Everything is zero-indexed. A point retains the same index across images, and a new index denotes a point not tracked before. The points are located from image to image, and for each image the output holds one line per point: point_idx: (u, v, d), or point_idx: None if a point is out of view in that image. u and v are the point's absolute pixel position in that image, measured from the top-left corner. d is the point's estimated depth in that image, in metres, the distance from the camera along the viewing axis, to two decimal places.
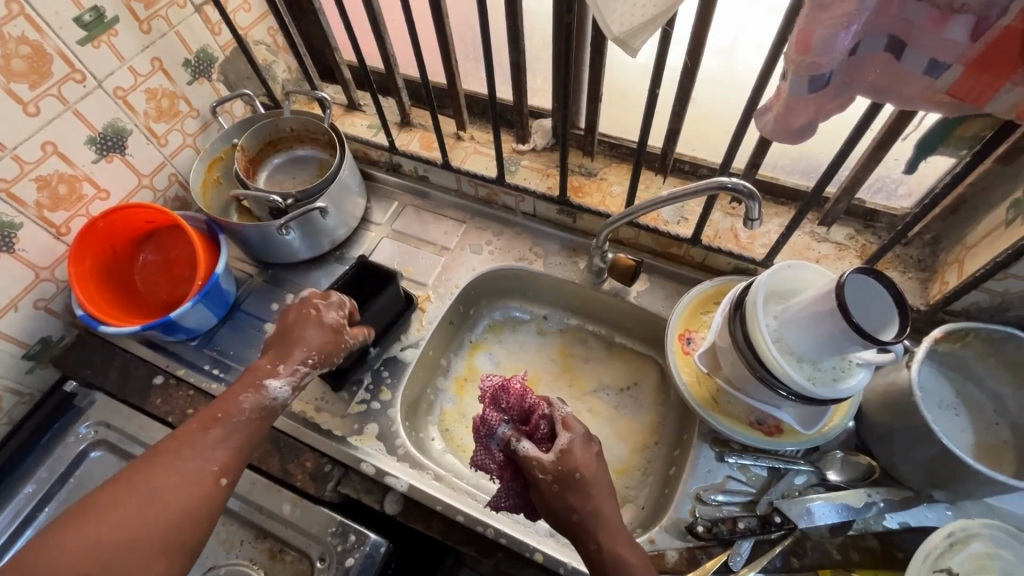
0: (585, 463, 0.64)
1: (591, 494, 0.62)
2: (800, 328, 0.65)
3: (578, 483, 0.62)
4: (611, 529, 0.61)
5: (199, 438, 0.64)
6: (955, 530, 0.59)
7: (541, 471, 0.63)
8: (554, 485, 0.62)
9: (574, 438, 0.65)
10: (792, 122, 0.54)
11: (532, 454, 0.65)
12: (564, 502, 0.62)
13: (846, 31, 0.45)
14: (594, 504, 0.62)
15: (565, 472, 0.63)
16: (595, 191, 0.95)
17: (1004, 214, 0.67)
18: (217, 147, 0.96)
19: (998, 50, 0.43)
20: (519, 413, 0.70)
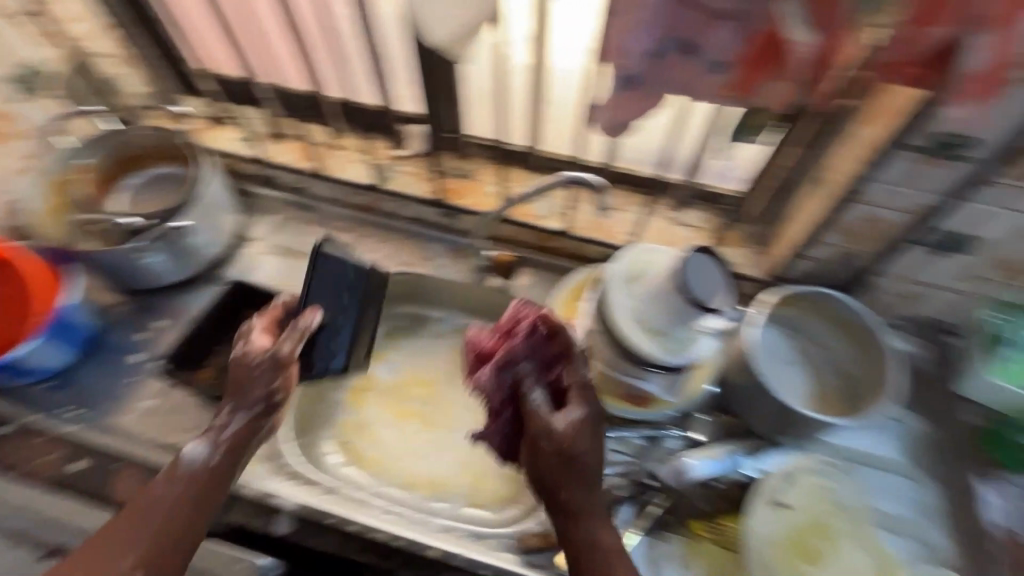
0: (585, 439, 0.64)
1: (584, 478, 0.63)
2: (654, 305, 0.71)
3: (574, 460, 0.63)
4: (594, 522, 0.62)
5: (114, 548, 0.59)
6: (788, 470, 0.72)
7: (546, 433, 0.64)
8: (551, 455, 0.63)
9: (581, 415, 0.65)
10: (613, 118, 0.59)
11: (547, 414, 0.65)
12: (557, 476, 0.63)
13: (638, 35, 0.51)
14: (586, 485, 0.63)
15: (568, 449, 0.63)
16: (472, 193, 0.99)
17: (812, 190, 0.78)
18: (59, 169, 0.88)
19: (757, 49, 0.50)
20: (538, 363, 0.69)
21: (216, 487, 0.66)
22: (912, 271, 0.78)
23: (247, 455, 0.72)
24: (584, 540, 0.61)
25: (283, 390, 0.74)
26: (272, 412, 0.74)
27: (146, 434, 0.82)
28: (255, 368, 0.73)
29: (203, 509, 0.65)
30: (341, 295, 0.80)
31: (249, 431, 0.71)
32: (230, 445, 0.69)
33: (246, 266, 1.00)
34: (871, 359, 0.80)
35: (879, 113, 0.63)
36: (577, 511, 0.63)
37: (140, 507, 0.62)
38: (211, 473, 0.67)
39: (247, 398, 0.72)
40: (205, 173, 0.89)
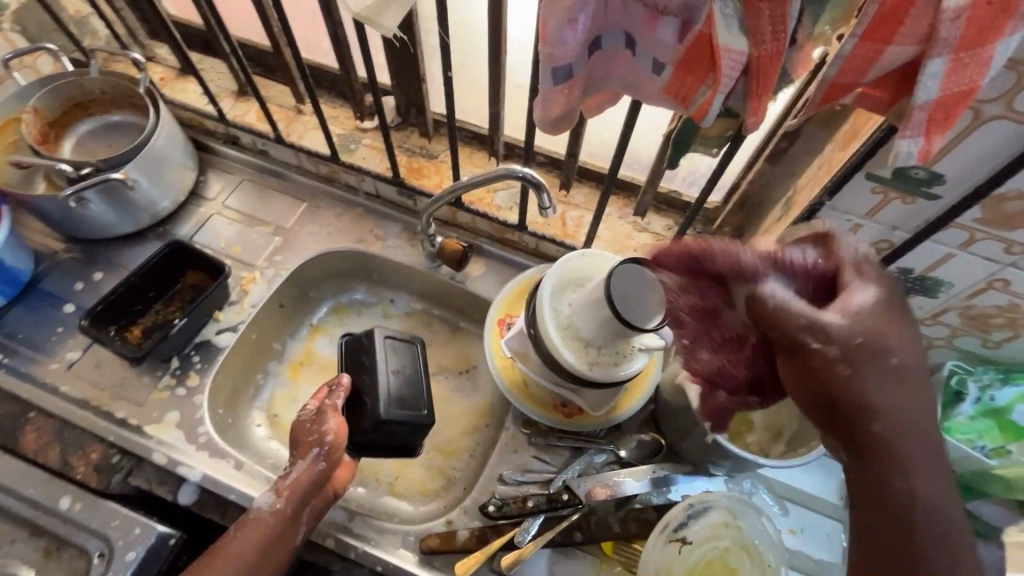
0: (862, 325, 0.44)
1: (884, 388, 0.44)
2: (586, 316, 0.67)
3: (882, 353, 0.44)
4: (910, 457, 0.44)
5: None
6: (694, 502, 0.65)
7: (830, 357, 0.43)
8: (848, 374, 0.43)
9: (874, 296, 0.45)
10: (551, 112, 0.55)
11: (818, 316, 0.44)
12: (847, 400, 0.44)
13: (572, 25, 0.47)
14: (884, 399, 0.44)
15: (870, 340, 0.44)
16: (434, 173, 0.94)
17: (779, 211, 0.73)
18: (9, 108, 0.88)
19: (696, 53, 0.45)
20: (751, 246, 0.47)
21: (284, 537, 0.66)
22: None
23: (313, 505, 0.68)
24: (904, 481, 0.44)
25: (332, 433, 0.69)
26: (332, 456, 0.68)
27: (59, 387, 0.79)
28: (307, 423, 0.71)
29: (272, 558, 0.65)
30: (362, 356, 0.74)
31: (309, 480, 0.67)
32: (291, 491, 0.66)
33: (194, 225, 0.97)
34: None
35: (853, 137, 0.57)
36: (877, 445, 0.44)
37: (221, 553, 0.63)
38: (277, 521, 0.66)
39: (305, 442, 0.69)
40: (157, 125, 0.87)
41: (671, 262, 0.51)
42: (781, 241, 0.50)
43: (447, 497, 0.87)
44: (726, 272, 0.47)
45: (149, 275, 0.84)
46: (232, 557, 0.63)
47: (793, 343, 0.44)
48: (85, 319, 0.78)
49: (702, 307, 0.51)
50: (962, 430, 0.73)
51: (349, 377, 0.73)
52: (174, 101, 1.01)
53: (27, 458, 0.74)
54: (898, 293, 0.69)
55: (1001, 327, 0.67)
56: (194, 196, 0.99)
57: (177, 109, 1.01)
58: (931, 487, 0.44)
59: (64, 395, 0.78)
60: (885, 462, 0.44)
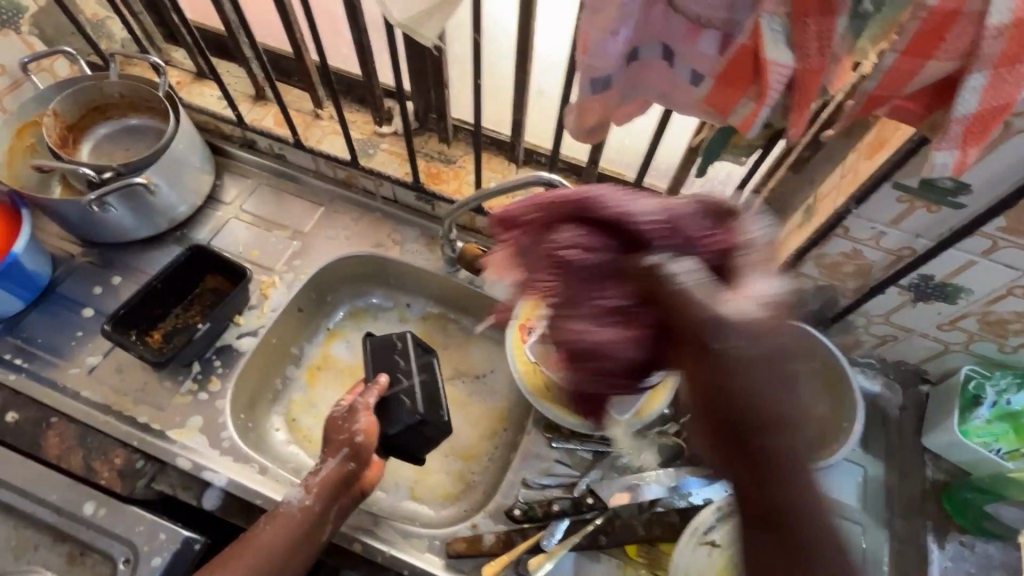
0: (759, 321, 0.43)
1: (768, 388, 0.41)
2: None
3: (774, 350, 0.42)
4: (800, 470, 0.40)
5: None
6: (721, 506, 0.66)
7: (727, 345, 0.42)
8: (726, 353, 0.42)
9: (767, 289, 0.46)
10: (585, 121, 0.55)
11: (711, 292, 0.44)
12: (723, 375, 0.42)
13: (614, 37, 0.48)
14: (779, 401, 0.41)
15: (767, 330, 0.43)
16: (453, 179, 0.94)
17: (799, 218, 0.74)
18: (28, 111, 0.88)
19: (737, 66, 0.46)
20: (653, 220, 0.53)
21: (310, 534, 0.68)
22: (892, 314, 0.74)
23: (339, 505, 0.70)
24: (794, 496, 0.40)
25: (363, 433, 0.71)
26: (360, 457, 0.70)
27: (80, 392, 0.78)
28: (339, 419, 0.72)
29: (298, 554, 0.67)
30: (395, 358, 0.73)
31: (339, 477, 0.70)
32: (320, 488, 0.69)
33: (211, 229, 0.97)
34: (844, 401, 0.75)
35: (879, 146, 0.58)
36: (767, 450, 0.41)
37: (250, 540, 0.66)
38: (304, 517, 0.68)
39: (337, 440, 0.71)
40: (177, 129, 0.87)
41: (542, 214, 0.61)
42: (675, 216, 0.53)
43: (467, 501, 0.87)
44: (617, 225, 0.54)
45: (172, 279, 0.84)
46: (258, 546, 0.65)
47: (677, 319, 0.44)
48: (108, 323, 0.78)
49: (590, 262, 0.53)
50: (979, 434, 0.74)
51: (385, 375, 0.73)
52: (191, 105, 1.00)
53: (50, 463, 0.74)
54: (918, 299, 0.70)
55: (1018, 333, 0.68)
56: (211, 200, 0.99)
57: (194, 113, 1.01)
58: (805, 495, 0.41)
59: (85, 399, 0.78)
60: (752, 451, 0.41)
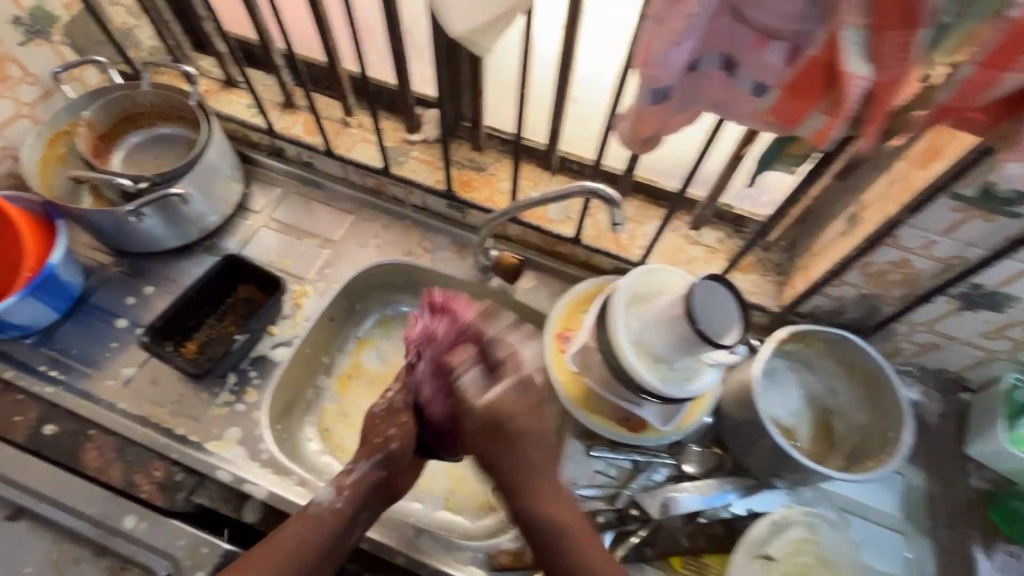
0: (509, 411, 0.64)
1: (522, 461, 0.63)
2: (658, 331, 0.67)
3: (520, 439, 0.64)
4: (554, 513, 0.62)
5: None
6: (776, 518, 0.65)
7: (476, 422, 0.65)
8: (491, 442, 0.64)
9: (510, 384, 0.66)
10: (640, 131, 0.55)
11: (479, 392, 0.66)
12: (491, 437, 0.64)
13: (678, 47, 0.47)
14: (528, 467, 0.64)
15: (499, 420, 0.64)
16: (484, 186, 0.93)
17: (841, 225, 0.73)
18: (60, 121, 0.87)
19: (805, 77, 0.46)
20: (445, 332, 0.72)
21: (339, 537, 0.66)
22: (937, 322, 0.73)
23: (367, 511, 0.69)
24: (544, 532, 0.61)
25: (398, 439, 0.71)
26: (392, 466, 0.71)
27: (116, 404, 0.78)
28: (377, 418, 0.74)
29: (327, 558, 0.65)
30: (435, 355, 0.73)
31: (370, 483, 0.69)
32: (352, 490, 0.68)
33: (241, 239, 0.96)
34: (884, 411, 0.73)
35: (934, 156, 0.58)
36: (519, 497, 0.63)
37: (275, 543, 0.63)
38: (335, 519, 0.66)
39: (371, 443, 0.72)
40: (211, 138, 0.87)
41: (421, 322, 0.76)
42: (483, 336, 0.69)
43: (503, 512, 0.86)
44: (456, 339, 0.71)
45: (207, 289, 0.84)
46: (287, 549, 0.62)
47: (459, 410, 0.68)
48: (145, 335, 0.77)
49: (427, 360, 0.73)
50: None
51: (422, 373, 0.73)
52: (220, 113, 1.00)
53: (88, 476, 0.73)
54: (965, 307, 0.69)
55: None
56: (240, 209, 0.99)
57: (223, 121, 1.00)
58: (565, 521, 0.62)
59: (122, 411, 0.77)
60: (524, 497, 0.63)
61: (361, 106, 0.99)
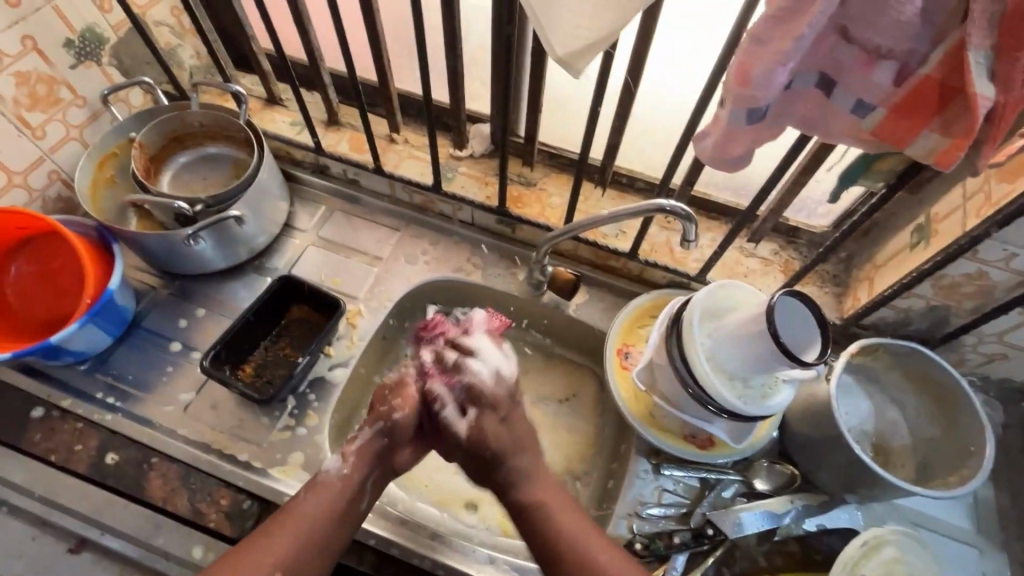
0: (494, 440, 0.69)
1: (521, 473, 0.68)
2: (732, 349, 0.67)
3: (519, 450, 0.69)
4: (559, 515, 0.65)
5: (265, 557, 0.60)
6: (869, 537, 0.65)
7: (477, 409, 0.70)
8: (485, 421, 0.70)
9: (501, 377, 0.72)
10: (728, 151, 0.54)
11: (480, 375, 0.71)
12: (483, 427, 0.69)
13: (782, 68, 0.46)
14: (530, 478, 0.68)
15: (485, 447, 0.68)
16: (535, 202, 0.92)
17: (909, 237, 0.73)
18: (110, 142, 0.87)
19: (917, 97, 0.45)
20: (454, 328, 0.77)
21: (350, 503, 0.66)
22: (1009, 334, 0.72)
23: (377, 473, 0.69)
24: (553, 538, 0.63)
25: (400, 408, 0.71)
26: (394, 433, 0.70)
27: (176, 430, 0.77)
28: (387, 389, 0.74)
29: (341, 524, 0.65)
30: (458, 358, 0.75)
31: (375, 449, 0.69)
32: (359, 455, 0.68)
33: (288, 259, 0.95)
34: (959, 424, 0.73)
35: (1021, 169, 0.58)
36: (530, 505, 0.66)
37: (291, 511, 0.63)
38: (344, 485, 0.66)
39: (377, 411, 0.72)
40: (261, 158, 0.85)
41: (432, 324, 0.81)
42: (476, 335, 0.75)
43: None
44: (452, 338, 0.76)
45: (264, 310, 0.83)
46: (300, 517, 0.62)
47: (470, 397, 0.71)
48: (206, 360, 0.76)
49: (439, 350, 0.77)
50: None
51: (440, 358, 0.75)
52: (265, 131, 0.99)
53: (153, 506, 0.72)
54: None
55: None
56: (286, 227, 0.97)
57: (267, 140, 0.99)
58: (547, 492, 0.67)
59: (183, 437, 0.76)
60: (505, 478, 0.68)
61: (407, 122, 0.98)
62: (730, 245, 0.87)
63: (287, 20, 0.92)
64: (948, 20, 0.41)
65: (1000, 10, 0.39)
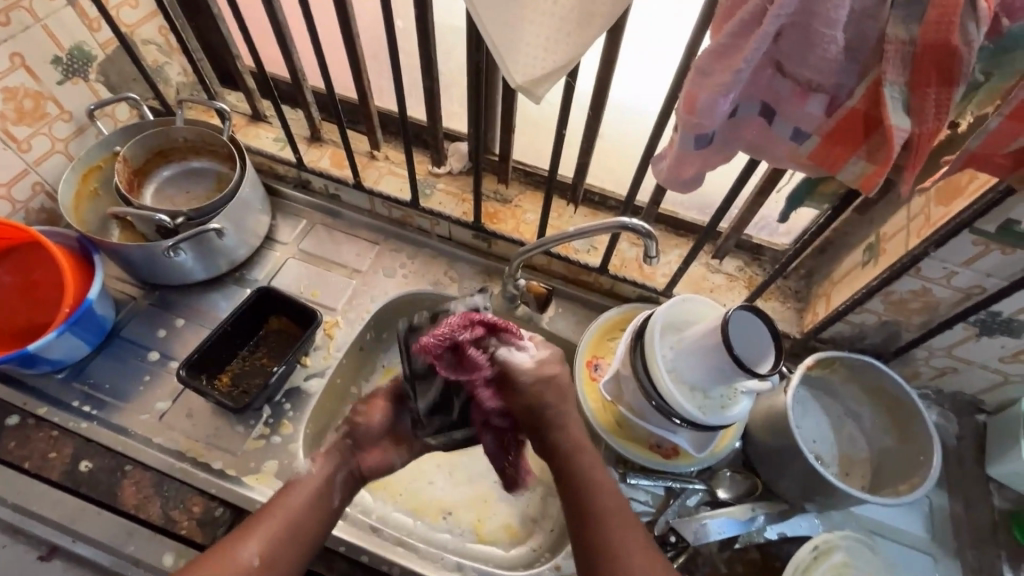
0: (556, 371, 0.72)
1: (567, 419, 0.70)
2: (692, 361, 0.69)
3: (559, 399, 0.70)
4: (594, 475, 0.66)
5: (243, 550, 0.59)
6: (819, 543, 0.71)
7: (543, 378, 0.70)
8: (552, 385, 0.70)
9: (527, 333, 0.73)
10: (681, 173, 0.57)
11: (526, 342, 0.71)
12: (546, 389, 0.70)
13: (724, 98, 0.49)
14: (568, 427, 0.69)
15: (545, 379, 0.70)
16: (509, 218, 0.95)
17: (861, 256, 0.76)
18: (94, 156, 0.89)
19: (845, 126, 0.49)
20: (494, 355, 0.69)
21: (321, 498, 0.66)
22: (956, 348, 0.76)
23: (345, 472, 0.70)
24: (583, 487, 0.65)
25: (360, 416, 0.74)
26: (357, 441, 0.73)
27: (152, 439, 0.78)
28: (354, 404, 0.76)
29: (316, 521, 0.65)
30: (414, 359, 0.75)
31: (341, 450, 0.71)
32: (325, 457, 0.70)
33: (268, 271, 0.96)
34: (911, 436, 0.76)
35: (954, 193, 0.62)
36: (564, 451, 0.68)
37: (271, 508, 0.64)
38: (314, 479, 0.67)
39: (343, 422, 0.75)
40: (244, 173, 0.88)
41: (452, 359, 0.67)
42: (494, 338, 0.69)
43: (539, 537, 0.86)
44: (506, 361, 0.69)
45: (242, 322, 0.85)
46: (279, 514, 0.63)
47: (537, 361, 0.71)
48: (182, 369, 0.79)
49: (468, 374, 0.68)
50: None
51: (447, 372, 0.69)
52: (249, 146, 1.01)
53: (125, 514, 0.73)
54: (982, 334, 0.72)
55: None
56: (268, 240, 0.99)
57: (250, 155, 1.02)
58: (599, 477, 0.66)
59: (158, 446, 0.78)
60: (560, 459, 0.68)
61: (388, 140, 1.01)
62: (695, 260, 0.91)
63: (272, 41, 0.95)
64: (869, 58, 0.45)
65: (911, 51, 0.43)
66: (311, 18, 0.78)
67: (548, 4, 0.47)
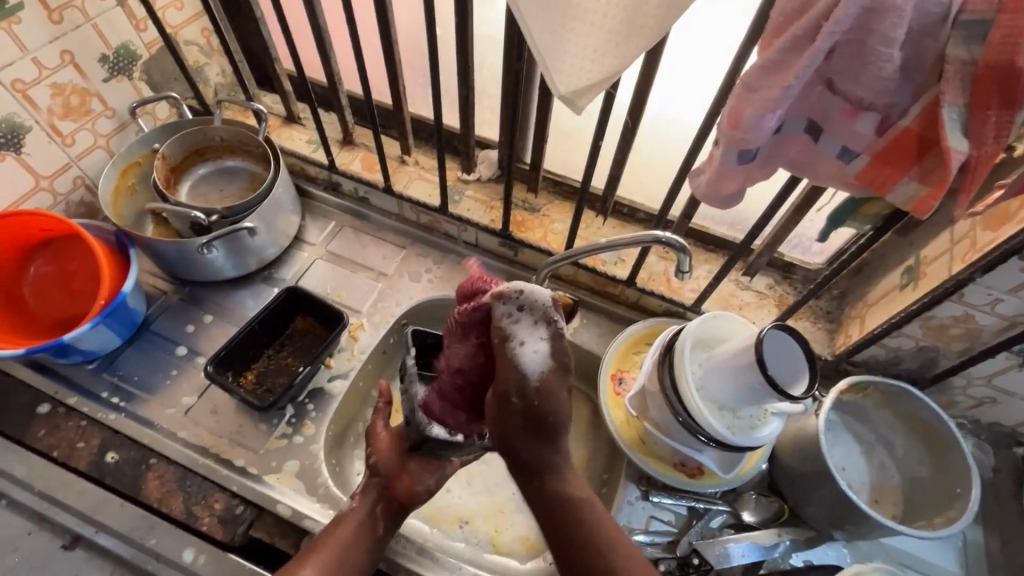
0: (561, 407, 0.60)
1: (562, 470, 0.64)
2: (722, 379, 0.68)
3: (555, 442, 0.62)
4: (605, 532, 0.62)
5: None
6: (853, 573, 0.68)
7: (524, 413, 0.59)
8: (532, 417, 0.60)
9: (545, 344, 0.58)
10: (722, 189, 0.56)
11: (526, 355, 0.57)
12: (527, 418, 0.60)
13: (771, 114, 0.48)
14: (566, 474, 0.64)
15: (538, 409, 0.59)
16: (537, 227, 0.95)
17: (899, 278, 0.74)
18: (134, 152, 0.91)
19: (898, 146, 0.48)
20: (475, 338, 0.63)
21: (365, 529, 0.70)
22: (996, 377, 0.74)
23: (384, 501, 0.72)
24: (594, 543, 0.61)
25: (375, 454, 0.75)
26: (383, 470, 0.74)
27: (177, 433, 0.79)
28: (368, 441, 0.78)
29: (360, 551, 0.68)
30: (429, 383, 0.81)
31: (375, 485, 0.73)
32: (363, 492, 0.73)
33: (296, 272, 0.97)
34: (947, 466, 0.73)
35: (1003, 219, 0.60)
36: (561, 503, 0.62)
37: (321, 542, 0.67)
38: (356, 513, 0.70)
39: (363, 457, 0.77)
40: (278, 174, 0.89)
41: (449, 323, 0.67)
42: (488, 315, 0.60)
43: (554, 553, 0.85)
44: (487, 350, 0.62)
45: (265, 326, 0.86)
46: (330, 546, 0.67)
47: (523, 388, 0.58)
48: (210, 364, 0.80)
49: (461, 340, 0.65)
50: None
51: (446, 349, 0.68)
52: (283, 148, 1.03)
53: (149, 507, 0.74)
54: None
55: None
56: (296, 240, 1.00)
57: (284, 156, 1.03)
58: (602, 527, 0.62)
59: (182, 440, 0.78)
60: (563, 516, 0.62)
61: (419, 145, 1.02)
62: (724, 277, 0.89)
63: (311, 45, 0.97)
64: (925, 78, 0.44)
65: (972, 71, 0.42)
66: (351, 24, 0.79)
67: (598, 16, 0.46)
